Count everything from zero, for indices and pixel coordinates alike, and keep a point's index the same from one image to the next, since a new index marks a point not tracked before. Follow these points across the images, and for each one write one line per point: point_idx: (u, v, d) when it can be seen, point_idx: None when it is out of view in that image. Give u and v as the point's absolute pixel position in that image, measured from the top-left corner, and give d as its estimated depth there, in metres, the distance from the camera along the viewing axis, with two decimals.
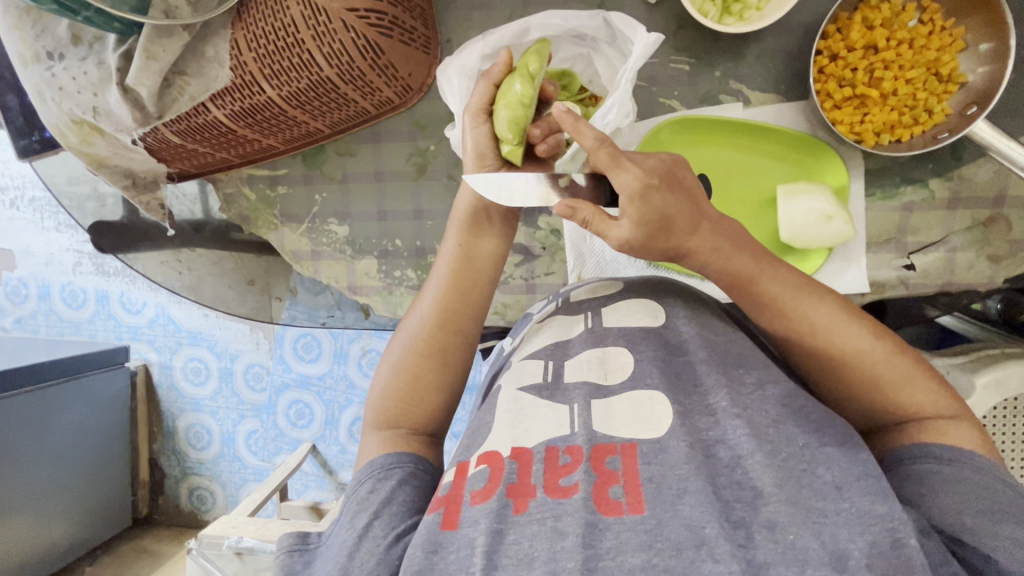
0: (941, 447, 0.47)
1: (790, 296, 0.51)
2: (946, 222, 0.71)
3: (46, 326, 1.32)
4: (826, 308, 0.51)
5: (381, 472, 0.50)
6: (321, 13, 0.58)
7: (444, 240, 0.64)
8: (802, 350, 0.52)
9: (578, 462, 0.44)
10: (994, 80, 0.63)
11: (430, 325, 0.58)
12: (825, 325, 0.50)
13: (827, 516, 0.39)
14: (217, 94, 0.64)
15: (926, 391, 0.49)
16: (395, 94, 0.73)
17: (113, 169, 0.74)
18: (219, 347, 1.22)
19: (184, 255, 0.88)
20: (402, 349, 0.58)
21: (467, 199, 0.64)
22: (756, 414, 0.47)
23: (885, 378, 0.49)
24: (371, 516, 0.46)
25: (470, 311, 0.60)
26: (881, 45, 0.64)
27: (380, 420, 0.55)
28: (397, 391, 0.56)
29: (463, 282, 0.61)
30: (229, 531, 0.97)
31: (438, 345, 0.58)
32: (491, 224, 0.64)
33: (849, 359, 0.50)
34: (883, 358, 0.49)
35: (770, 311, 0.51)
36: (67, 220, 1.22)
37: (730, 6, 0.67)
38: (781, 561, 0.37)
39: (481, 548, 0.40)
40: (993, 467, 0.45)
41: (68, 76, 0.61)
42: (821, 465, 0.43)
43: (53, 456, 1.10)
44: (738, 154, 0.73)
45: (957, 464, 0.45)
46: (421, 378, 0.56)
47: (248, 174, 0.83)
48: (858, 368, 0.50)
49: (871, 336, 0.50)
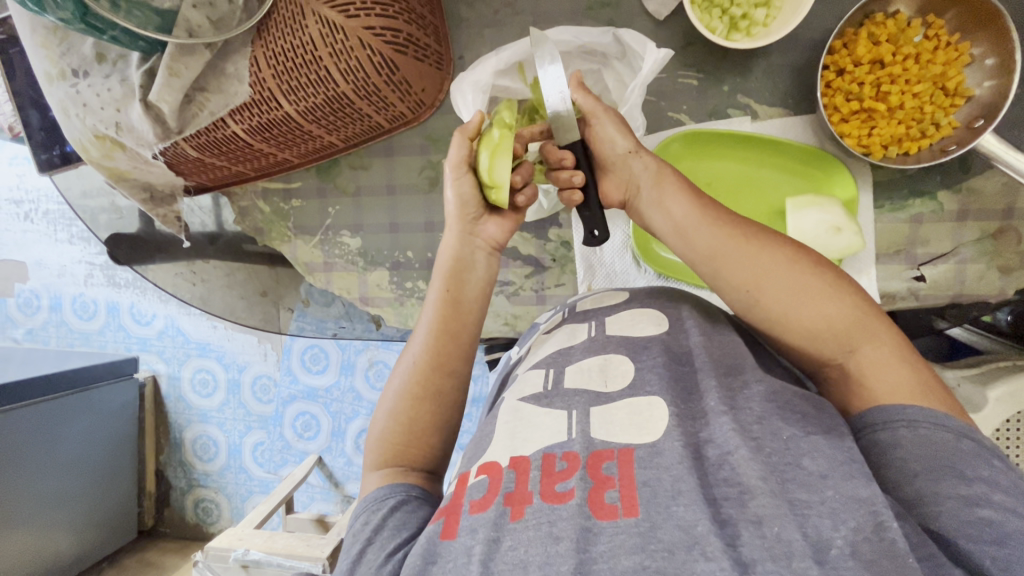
0: (874, 410, 0.48)
1: (731, 249, 0.54)
2: (955, 234, 0.71)
3: (56, 338, 1.33)
4: (773, 257, 0.53)
5: (374, 505, 0.50)
6: (338, 31, 0.60)
7: (430, 289, 0.62)
8: (731, 268, 0.53)
9: (574, 469, 0.44)
10: (1000, 94, 0.63)
11: (423, 369, 0.58)
12: (747, 242, 0.54)
13: (812, 507, 0.40)
14: (235, 110, 0.66)
15: (855, 311, 0.51)
16: (409, 109, 0.74)
17: (132, 182, 0.75)
18: (227, 359, 1.23)
19: (198, 267, 0.89)
20: (397, 395, 0.58)
21: (449, 247, 0.63)
22: (741, 412, 0.47)
23: (810, 291, 0.51)
24: (365, 543, 0.46)
25: (458, 350, 0.59)
26: (888, 60, 0.65)
27: (379, 460, 0.55)
28: (395, 433, 0.55)
29: (453, 326, 0.60)
30: (235, 544, 0.96)
31: (431, 389, 0.57)
32: (476, 267, 0.63)
33: (773, 270, 0.52)
34: (805, 272, 0.52)
35: (713, 264, 0.55)
36: (80, 232, 1.24)
37: (738, 22, 0.68)
38: (767, 557, 0.37)
39: (478, 556, 0.40)
40: (928, 415, 0.45)
41: (92, 92, 0.63)
42: (805, 457, 0.43)
43: (60, 468, 1.10)
44: (742, 168, 0.74)
45: (892, 427, 0.46)
46: (418, 420, 0.56)
47: (263, 188, 0.84)
48: (782, 278, 0.52)
49: (793, 252, 0.53)
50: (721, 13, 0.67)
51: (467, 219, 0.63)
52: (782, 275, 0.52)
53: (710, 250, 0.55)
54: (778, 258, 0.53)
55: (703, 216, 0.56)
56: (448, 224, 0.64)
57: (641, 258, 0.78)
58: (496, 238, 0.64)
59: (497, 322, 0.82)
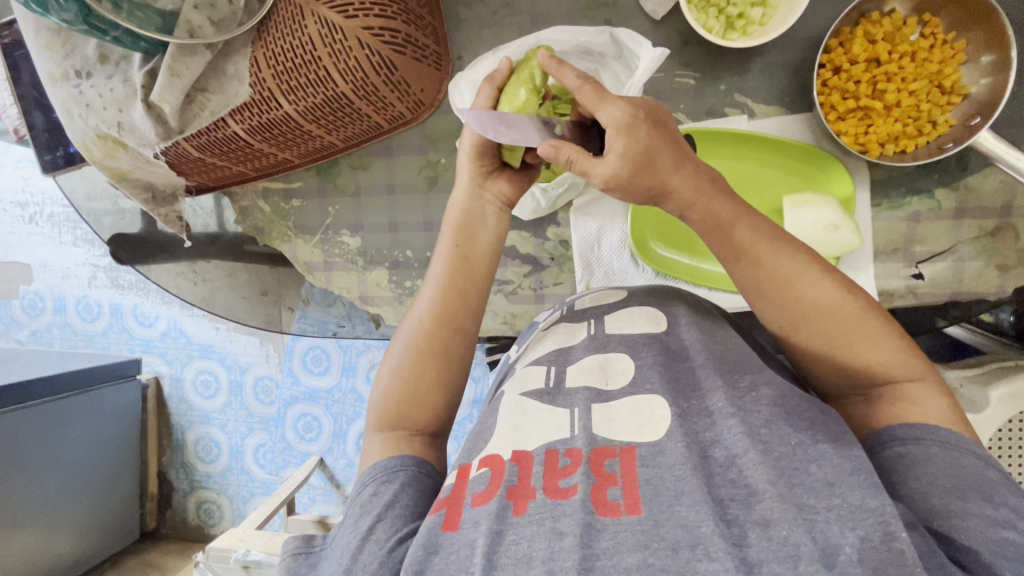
0: (903, 427, 0.48)
1: (784, 283, 0.50)
2: (953, 232, 0.71)
3: (61, 339, 1.34)
4: (828, 292, 0.50)
5: (385, 475, 0.50)
6: (337, 30, 0.61)
7: (439, 242, 0.62)
8: (771, 304, 0.52)
9: (576, 465, 0.44)
10: (997, 92, 0.63)
11: (429, 325, 0.58)
12: (797, 277, 0.50)
13: (819, 512, 0.40)
14: (236, 109, 0.67)
15: (895, 352, 0.50)
16: (407, 109, 0.75)
17: (134, 181, 0.76)
18: (229, 360, 1.24)
19: (199, 266, 0.89)
20: (402, 351, 0.58)
21: (459, 202, 0.62)
22: (749, 415, 0.47)
23: (853, 334, 0.50)
24: (376, 518, 0.46)
25: (466, 309, 0.59)
26: (883, 58, 0.65)
27: (383, 421, 0.55)
28: (399, 391, 0.56)
29: (461, 282, 0.60)
30: (236, 544, 0.96)
31: (436, 346, 0.57)
32: (484, 225, 0.62)
33: (823, 308, 0.50)
34: (852, 314, 0.50)
35: (758, 294, 0.52)
36: (85, 235, 1.25)
37: (734, 22, 0.69)
38: (773, 559, 0.37)
39: (480, 549, 0.40)
40: (958, 440, 0.46)
41: (94, 92, 0.64)
42: (813, 463, 0.43)
43: (65, 467, 1.11)
44: (743, 166, 0.74)
45: (922, 444, 0.46)
46: (423, 378, 0.56)
47: (264, 188, 0.85)
48: (827, 318, 0.50)
49: (845, 291, 0.50)
50: (718, 13, 0.68)
51: (478, 172, 0.61)
52: (832, 312, 0.50)
53: (754, 284, 0.52)
54: (824, 301, 0.50)
55: (744, 250, 0.51)
56: (459, 176, 0.62)
57: (639, 255, 0.78)
58: (506, 195, 0.62)
59: (495, 320, 0.82)
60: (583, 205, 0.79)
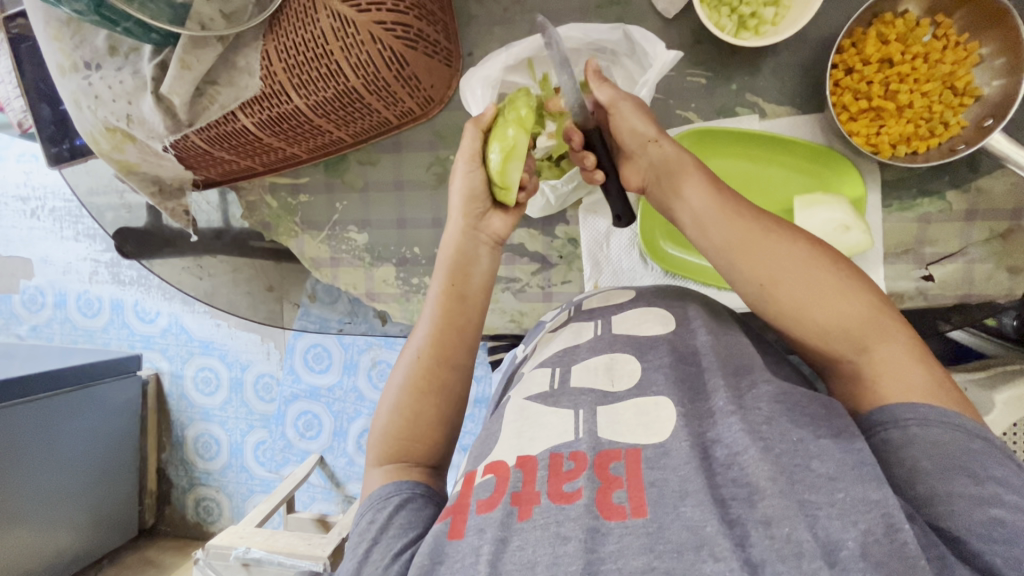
0: (884, 411, 0.47)
1: (753, 241, 0.53)
2: (963, 234, 0.71)
3: (61, 335, 1.33)
4: (793, 251, 0.52)
5: (380, 502, 0.50)
6: (350, 25, 0.61)
7: (432, 282, 0.62)
8: (746, 265, 0.53)
9: (582, 468, 0.44)
10: (1009, 94, 0.63)
11: (427, 362, 0.57)
12: (764, 236, 0.53)
13: (821, 508, 0.40)
14: (246, 103, 0.66)
15: (868, 308, 0.50)
16: (417, 105, 0.74)
17: (142, 175, 0.76)
18: (230, 357, 1.24)
19: (204, 262, 0.88)
20: (400, 388, 0.57)
21: (452, 242, 0.63)
22: (750, 413, 0.47)
23: (825, 290, 0.50)
24: (371, 542, 0.46)
25: (462, 342, 0.59)
26: (897, 59, 0.65)
27: (383, 455, 0.54)
28: (400, 427, 0.55)
29: (456, 320, 0.59)
30: (236, 542, 0.96)
31: (435, 383, 0.56)
32: (480, 262, 0.63)
33: (792, 269, 0.51)
34: (818, 267, 0.51)
35: (731, 258, 0.53)
36: (87, 229, 1.25)
37: (746, 21, 0.69)
38: (777, 558, 0.36)
39: (485, 556, 0.40)
40: (938, 414, 0.45)
41: (104, 84, 0.63)
42: (814, 459, 0.43)
43: (62, 464, 1.10)
44: (752, 166, 0.74)
45: (902, 425, 0.46)
46: (424, 415, 0.55)
47: (271, 183, 0.84)
48: (796, 274, 0.51)
49: (810, 248, 0.52)
50: (730, 12, 0.68)
51: (472, 214, 0.63)
52: (801, 270, 0.51)
53: (726, 245, 0.54)
54: (790, 255, 0.52)
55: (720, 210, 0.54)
56: (452, 215, 0.64)
57: (648, 254, 0.78)
58: (500, 233, 0.64)
59: (503, 318, 0.82)
60: (592, 204, 0.78)
